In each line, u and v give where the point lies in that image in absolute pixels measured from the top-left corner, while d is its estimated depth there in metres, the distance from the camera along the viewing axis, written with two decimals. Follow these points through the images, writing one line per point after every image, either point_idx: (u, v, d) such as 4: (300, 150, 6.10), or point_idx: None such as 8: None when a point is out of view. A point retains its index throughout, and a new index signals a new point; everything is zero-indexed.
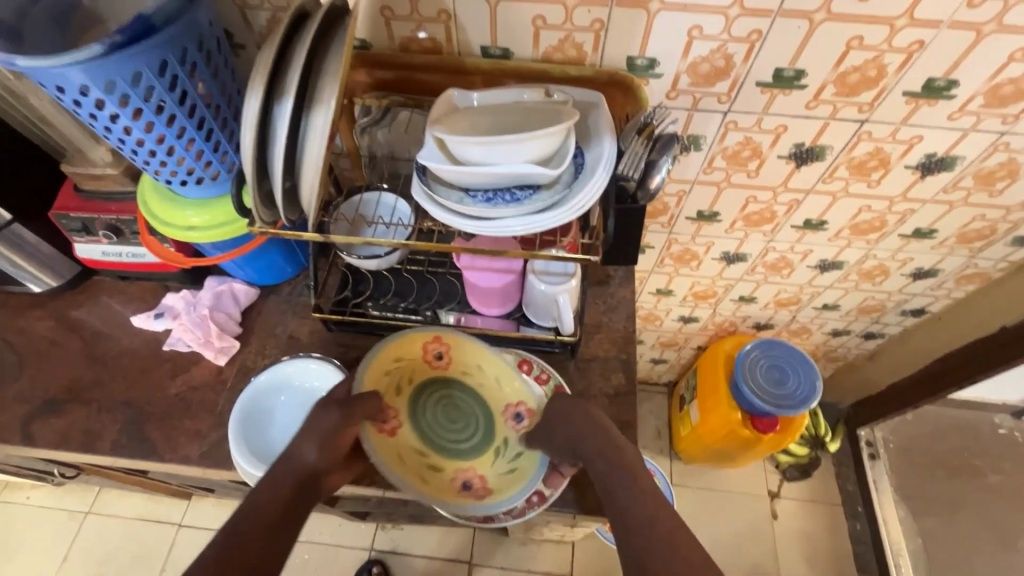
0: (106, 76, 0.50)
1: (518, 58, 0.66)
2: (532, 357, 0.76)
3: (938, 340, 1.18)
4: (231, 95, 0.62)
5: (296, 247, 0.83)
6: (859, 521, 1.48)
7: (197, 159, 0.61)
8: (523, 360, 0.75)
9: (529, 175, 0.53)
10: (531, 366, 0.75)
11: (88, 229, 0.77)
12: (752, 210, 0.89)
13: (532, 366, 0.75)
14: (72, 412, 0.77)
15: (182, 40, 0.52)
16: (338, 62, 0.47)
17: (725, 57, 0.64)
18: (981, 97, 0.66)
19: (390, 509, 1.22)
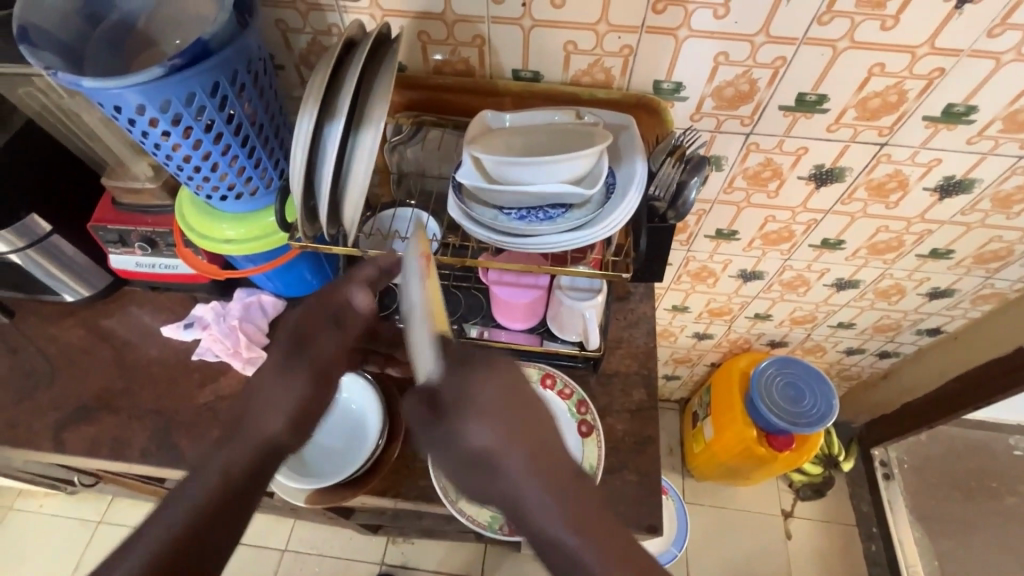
0: (163, 96, 0.52)
1: (548, 80, 0.69)
2: (556, 372, 0.79)
3: (954, 360, 1.18)
4: (273, 114, 0.64)
5: (324, 260, 0.84)
6: (874, 542, 1.47)
7: (239, 175, 0.63)
8: (546, 374, 0.79)
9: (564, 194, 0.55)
10: (554, 381, 0.78)
11: (123, 241, 0.79)
12: (770, 229, 0.91)
13: (556, 380, 0.78)
14: (103, 420, 0.78)
15: (234, 63, 0.55)
16: (387, 85, 0.49)
17: (750, 82, 0.66)
18: (1000, 123, 0.68)
19: (404, 523, 1.22)
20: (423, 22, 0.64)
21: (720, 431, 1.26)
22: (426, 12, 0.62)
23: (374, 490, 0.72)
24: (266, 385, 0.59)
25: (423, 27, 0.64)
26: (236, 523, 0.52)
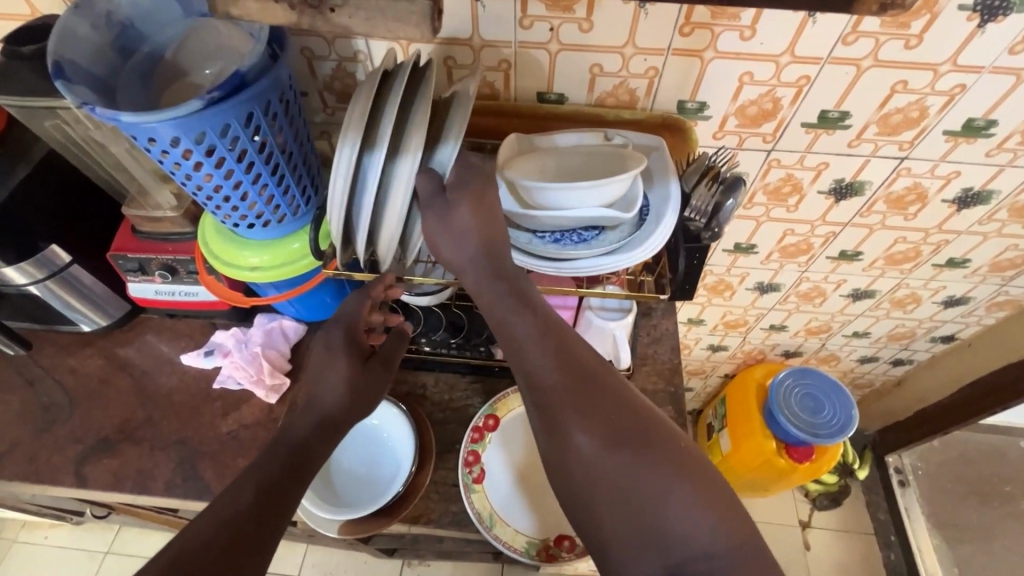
0: (198, 128, 0.52)
1: (572, 102, 0.69)
2: None
3: (968, 367, 1.19)
4: (302, 142, 0.64)
5: (346, 283, 0.83)
6: (893, 551, 1.46)
7: (267, 203, 0.63)
8: None
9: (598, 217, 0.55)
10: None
11: (143, 269, 0.78)
12: (788, 243, 0.91)
13: None
14: (125, 451, 0.77)
15: (268, 93, 0.55)
16: (426, 114, 0.49)
17: (773, 100, 0.67)
18: (1019, 135, 0.68)
19: (422, 545, 1.20)
20: (450, 48, 0.64)
21: (737, 443, 1.25)
22: (453, 38, 0.63)
23: (406, 517, 0.71)
24: (315, 386, 0.65)
25: (450, 53, 0.65)
26: (272, 521, 0.52)
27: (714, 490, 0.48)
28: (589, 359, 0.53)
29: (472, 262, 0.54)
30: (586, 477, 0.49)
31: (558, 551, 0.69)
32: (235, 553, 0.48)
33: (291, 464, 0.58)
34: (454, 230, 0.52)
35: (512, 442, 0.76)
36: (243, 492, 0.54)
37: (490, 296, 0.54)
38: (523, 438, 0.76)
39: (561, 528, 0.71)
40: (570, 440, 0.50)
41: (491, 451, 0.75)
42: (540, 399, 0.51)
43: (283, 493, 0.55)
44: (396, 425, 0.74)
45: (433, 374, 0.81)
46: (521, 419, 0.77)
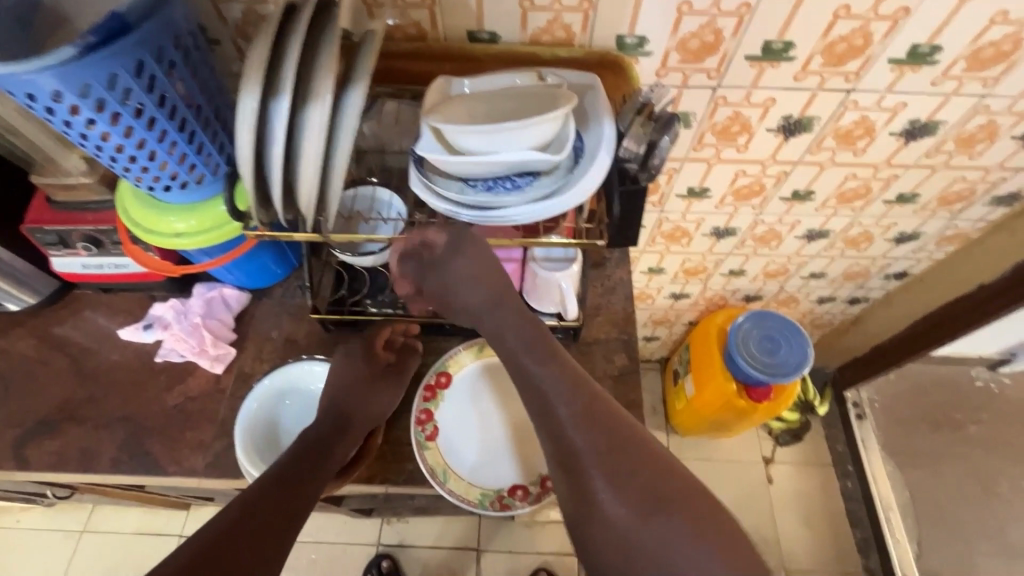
0: (80, 79, 0.47)
1: (506, 42, 0.65)
2: None
3: (920, 302, 1.22)
4: (211, 94, 0.59)
5: (287, 249, 0.81)
6: (850, 480, 1.53)
7: (181, 163, 0.59)
8: None
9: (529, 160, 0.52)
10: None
11: (64, 242, 0.74)
12: (741, 184, 0.90)
13: None
14: (66, 432, 0.74)
15: (158, 38, 0.50)
16: (331, 52, 0.44)
17: (715, 32, 0.64)
18: (963, 62, 0.67)
19: (396, 504, 1.22)
20: None
21: (701, 387, 1.28)
22: None
23: (360, 478, 0.70)
24: (338, 393, 0.71)
25: None
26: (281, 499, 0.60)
27: (734, 551, 0.51)
28: (617, 419, 0.59)
29: (489, 309, 0.66)
30: (616, 541, 0.53)
31: (512, 502, 0.70)
32: (253, 554, 0.54)
33: (310, 474, 0.64)
34: (461, 280, 0.65)
35: (467, 398, 0.76)
36: (268, 493, 0.60)
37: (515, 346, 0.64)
38: (478, 392, 0.76)
39: (515, 480, 0.71)
40: (597, 499, 0.54)
41: (446, 407, 0.75)
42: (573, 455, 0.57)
43: (300, 501, 0.61)
44: None
45: None
46: (475, 374, 0.77)
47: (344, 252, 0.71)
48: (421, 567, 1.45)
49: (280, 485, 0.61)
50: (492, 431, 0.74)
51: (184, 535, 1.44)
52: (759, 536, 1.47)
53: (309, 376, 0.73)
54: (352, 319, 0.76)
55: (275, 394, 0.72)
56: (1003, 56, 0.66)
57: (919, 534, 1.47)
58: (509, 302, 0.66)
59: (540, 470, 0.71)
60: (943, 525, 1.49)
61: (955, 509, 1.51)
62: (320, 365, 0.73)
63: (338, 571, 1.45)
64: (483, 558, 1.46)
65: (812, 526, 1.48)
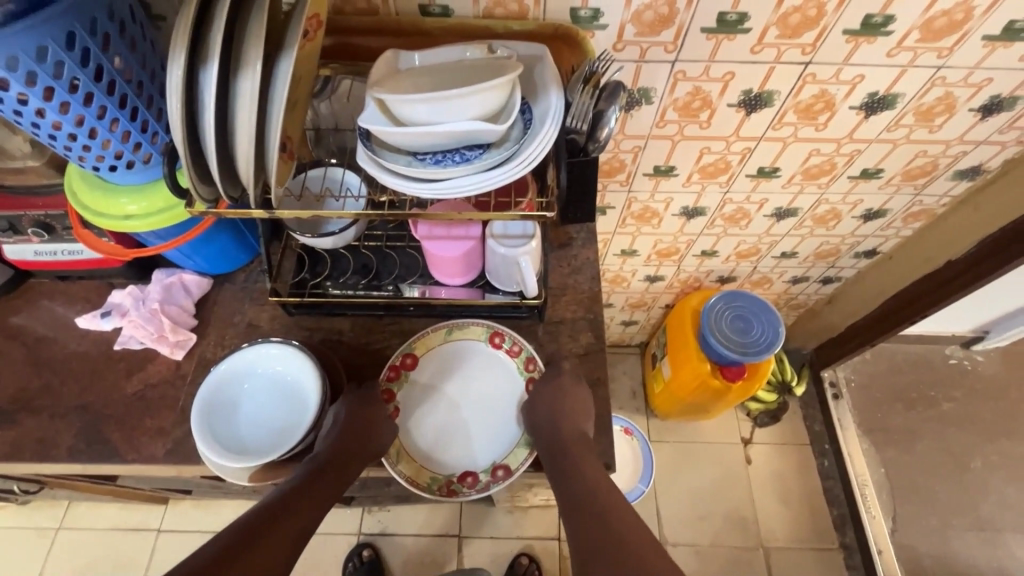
0: (6, 51, 0.45)
1: (459, 16, 0.64)
2: (505, 330, 0.76)
3: (890, 280, 1.23)
4: (153, 70, 0.58)
5: (246, 230, 0.80)
6: (827, 458, 1.55)
7: (125, 141, 0.57)
8: (496, 332, 0.76)
9: (475, 131, 0.51)
10: (503, 339, 0.75)
11: (14, 228, 0.73)
12: (707, 162, 0.90)
13: (504, 339, 0.75)
14: (22, 421, 0.73)
15: (87, 8, 0.48)
16: (260, 18, 0.43)
17: (668, 3, 0.63)
18: (916, 32, 0.67)
19: (373, 492, 1.22)
20: None
21: (677, 369, 1.29)
22: None
23: None
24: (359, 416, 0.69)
25: None
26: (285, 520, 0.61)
27: None
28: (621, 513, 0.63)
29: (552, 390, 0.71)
30: None
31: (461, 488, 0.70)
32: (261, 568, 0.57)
33: (323, 493, 0.66)
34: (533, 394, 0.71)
35: (433, 380, 0.75)
36: (281, 513, 0.62)
37: (553, 421, 0.69)
38: (444, 375, 0.75)
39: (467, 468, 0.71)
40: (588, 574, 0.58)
41: (411, 387, 0.75)
42: (583, 523, 0.63)
43: (309, 519, 0.63)
44: (301, 366, 0.70)
45: (348, 319, 0.79)
46: (444, 356, 0.76)
47: (305, 233, 0.71)
48: (402, 554, 1.45)
49: (293, 504, 0.63)
50: (454, 414, 0.73)
51: (163, 529, 1.43)
52: (738, 516, 1.49)
53: (266, 359, 0.71)
54: (312, 301, 0.75)
55: (234, 379, 0.70)
56: (956, 26, 0.66)
57: (894, 510, 1.50)
58: (556, 394, 0.71)
59: (492, 459, 0.71)
60: (918, 501, 1.52)
61: (929, 484, 1.53)
62: (274, 347, 0.70)
63: (319, 561, 1.45)
64: (465, 545, 1.46)
65: (790, 505, 1.50)
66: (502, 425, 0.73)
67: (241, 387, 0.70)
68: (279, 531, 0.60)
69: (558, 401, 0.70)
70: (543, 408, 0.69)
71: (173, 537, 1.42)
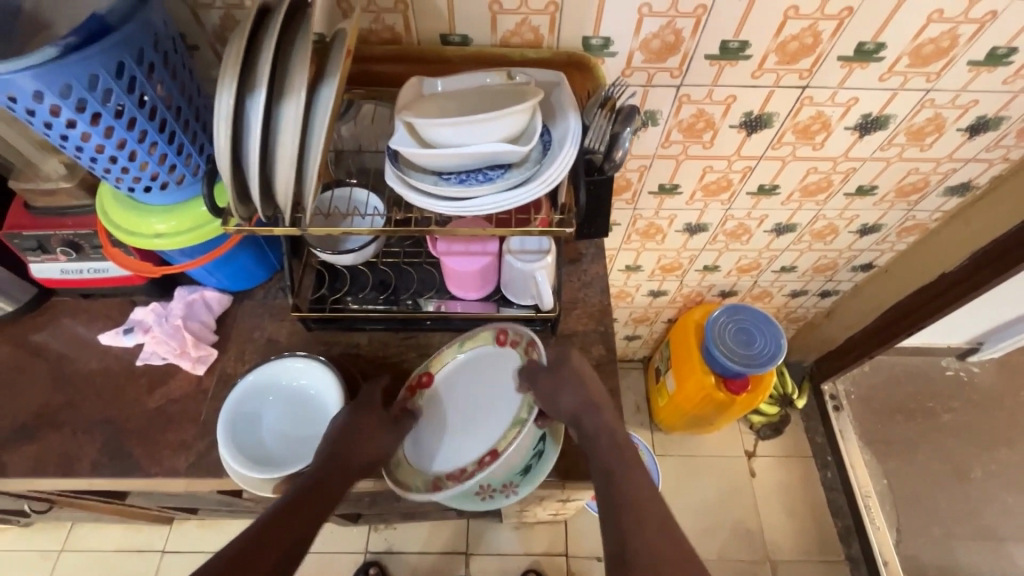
0: (61, 80, 0.48)
1: (477, 44, 0.68)
2: (509, 324, 0.74)
3: (887, 293, 1.27)
4: (191, 96, 0.61)
5: (267, 248, 0.82)
6: (830, 470, 1.56)
7: (161, 163, 0.60)
8: (500, 330, 0.75)
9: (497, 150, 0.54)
10: (507, 334, 0.74)
11: (43, 247, 0.74)
12: (709, 180, 0.93)
13: (508, 333, 0.74)
14: (45, 437, 0.74)
15: (137, 40, 0.51)
16: (304, 51, 0.46)
17: (675, 32, 0.67)
18: (906, 58, 0.71)
19: (382, 509, 1.22)
20: None
21: (681, 382, 1.31)
22: None
23: None
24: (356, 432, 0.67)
25: None
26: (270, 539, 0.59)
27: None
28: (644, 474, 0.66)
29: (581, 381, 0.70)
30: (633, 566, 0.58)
31: (472, 495, 0.71)
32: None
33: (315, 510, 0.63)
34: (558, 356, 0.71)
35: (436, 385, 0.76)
36: (270, 529, 0.59)
37: (580, 407, 0.68)
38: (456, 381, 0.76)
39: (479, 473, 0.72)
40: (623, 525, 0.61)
41: (423, 395, 0.75)
42: (612, 507, 0.63)
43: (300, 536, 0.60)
44: (322, 378, 0.73)
45: (366, 334, 0.81)
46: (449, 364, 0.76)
47: (324, 250, 0.74)
48: (409, 572, 1.44)
49: (285, 521, 0.60)
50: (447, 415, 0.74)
51: (167, 550, 1.41)
52: (744, 529, 1.49)
53: (291, 372, 0.73)
54: (333, 316, 0.77)
55: (259, 391, 0.72)
56: (942, 53, 0.71)
57: (898, 520, 1.51)
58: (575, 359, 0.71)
59: (478, 451, 0.69)
60: (921, 511, 1.53)
61: (931, 495, 1.55)
62: (299, 360, 0.73)
63: None
64: (472, 562, 1.46)
65: (795, 517, 1.51)
66: (490, 421, 0.71)
67: (266, 400, 0.72)
68: (264, 560, 0.57)
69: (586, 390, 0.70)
70: (567, 378, 0.69)
71: (178, 558, 1.41)
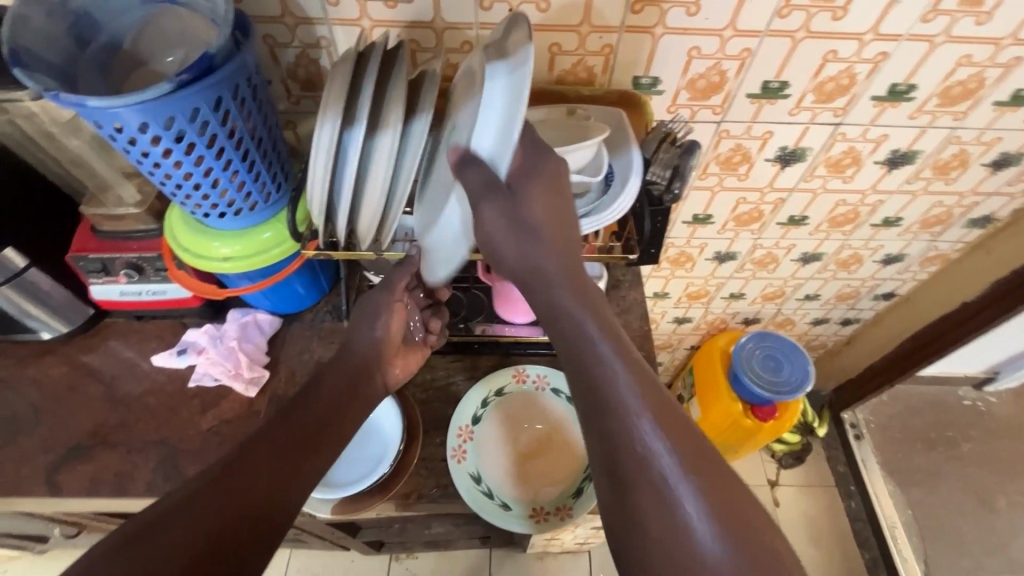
0: (166, 112, 0.52)
1: (533, 82, 0.72)
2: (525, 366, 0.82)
3: (907, 321, 1.29)
4: (271, 128, 0.64)
5: (319, 272, 0.84)
6: (854, 500, 1.55)
7: (239, 190, 0.63)
8: (518, 371, 0.81)
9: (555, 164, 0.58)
10: (526, 373, 0.81)
11: (106, 269, 0.77)
12: (742, 211, 0.97)
13: (527, 374, 0.81)
14: (100, 457, 0.75)
15: (235, 78, 0.55)
16: (401, 90, 0.50)
17: (720, 73, 0.72)
18: (935, 98, 0.76)
19: (409, 536, 1.21)
20: (413, 31, 0.66)
21: (707, 409, 1.32)
22: (416, 21, 0.65)
23: (398, 495, 0.72)
24: (368, 377, 0.68)
25: (414, 36, 0.67)
26: (269, 443, 0.56)
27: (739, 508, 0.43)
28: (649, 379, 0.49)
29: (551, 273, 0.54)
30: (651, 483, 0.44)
31: (525, 517, 0.71)
32: (247, 521, 0.49)
33: (317, 419, 0.61)
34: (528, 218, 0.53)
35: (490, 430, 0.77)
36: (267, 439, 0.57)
37: (580, 326, 0.51)
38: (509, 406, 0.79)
39: (535, 496, 0.73)
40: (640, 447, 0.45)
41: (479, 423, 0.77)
42: (623, 499, 0.44)
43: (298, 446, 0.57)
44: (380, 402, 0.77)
45: None
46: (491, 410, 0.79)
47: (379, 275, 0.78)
48: None
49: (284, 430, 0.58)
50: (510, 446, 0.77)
51: None
52: None
53: None
54: None
55: None
56: (969, 94, 0.75)
57: (925, 552, 1.49)
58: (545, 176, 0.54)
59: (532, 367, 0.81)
60: (947, 543, 1.52)
61: (956, 526, 1.54)
62: None
63: None
64: None
65: (821, 547, 1.49)
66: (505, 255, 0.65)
67: None
68: (255, 471, 0.53)
69: (580, 302, 0.52)
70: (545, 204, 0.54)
71: None
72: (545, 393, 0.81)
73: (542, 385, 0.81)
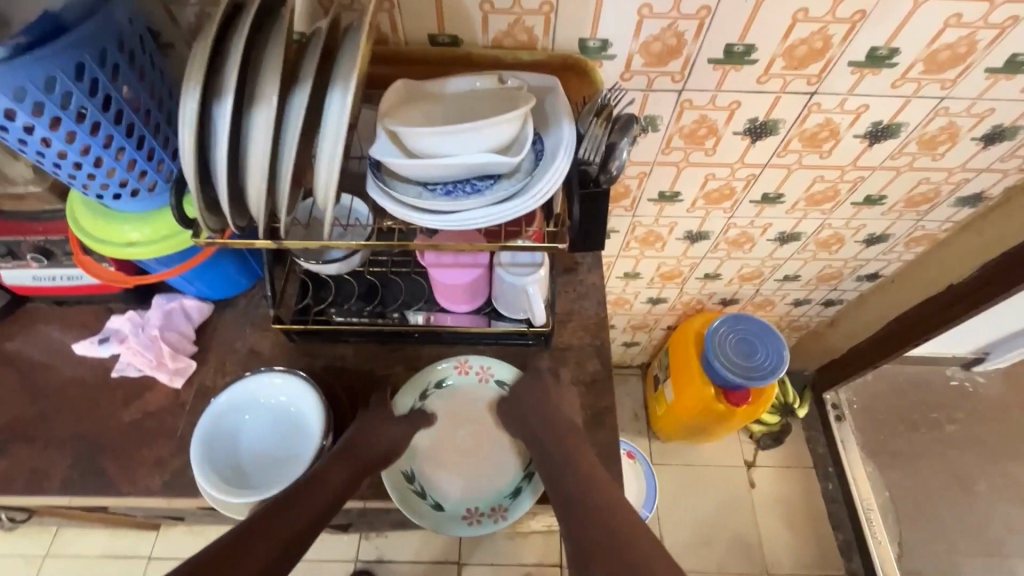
0: (14, 82, 0.45)
1: (468, 45, 0.64)
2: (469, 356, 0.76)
3: (892, 303, 1.23)
4: (162, 98, 0.57)
5: (250, 256, 0.78)
6: (831, 481, 1.53)
7: (130, 170, 0.57)
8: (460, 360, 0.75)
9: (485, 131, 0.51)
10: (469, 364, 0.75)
11: (13, 253, 0.72)
12: (711, 188, 0.90)
13: (470, 364, 0.75)
14: (15, 452, 0.71)
15: (99, 40, 0.48)
16: (277, 54, 0.43)
17: (677, 35, 0.64)
18: (921, 64, 0.68)
19: (372, 519, 1.19)
20: None
21: (680, 392, 1.28)
22: None
23: None
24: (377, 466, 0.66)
25: None
26: (263, 523, 0.57)
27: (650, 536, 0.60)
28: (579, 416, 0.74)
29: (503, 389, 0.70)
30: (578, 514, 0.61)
31: (461, 518, 0.68)
32: None
33: (318, 503, 0.61)
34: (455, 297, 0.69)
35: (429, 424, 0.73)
36: (267, 519, 0.58)
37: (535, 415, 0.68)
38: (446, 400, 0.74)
39: (471, 494, 0.70)
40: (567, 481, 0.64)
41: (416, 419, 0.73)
42: (573, 525, 0.61)
43: (290, 530, 0.58)
44: (305, 398, 0.70)
45: (351, 345, 0.78)
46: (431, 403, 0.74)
47: (308, 260, 0.70)
48: None
49: (282, 508, 0.59)
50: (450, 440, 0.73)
51: (153, 557, 1.38)
52: (743, 541, 1.46)
53: (268, 388, 0.71)
54: (315, 328, 0.73)
55: (234, 409, 0.70)
56: (958, 60, 0.67)
57: (900, 534, 1.48)
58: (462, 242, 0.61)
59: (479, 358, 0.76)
60: (923, 525, 1.50)
61: (933, 508, 1.52)
62: (277, 377, 0.71)
63: None
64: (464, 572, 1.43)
65: (795, 529, 1.48)
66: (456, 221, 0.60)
67: (242, 418, 0.70)
68: (248, 560, 0.54)
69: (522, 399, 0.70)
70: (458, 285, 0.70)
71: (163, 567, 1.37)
72: (488, 385, 0.74)
73: (486, 376, 0.75)
